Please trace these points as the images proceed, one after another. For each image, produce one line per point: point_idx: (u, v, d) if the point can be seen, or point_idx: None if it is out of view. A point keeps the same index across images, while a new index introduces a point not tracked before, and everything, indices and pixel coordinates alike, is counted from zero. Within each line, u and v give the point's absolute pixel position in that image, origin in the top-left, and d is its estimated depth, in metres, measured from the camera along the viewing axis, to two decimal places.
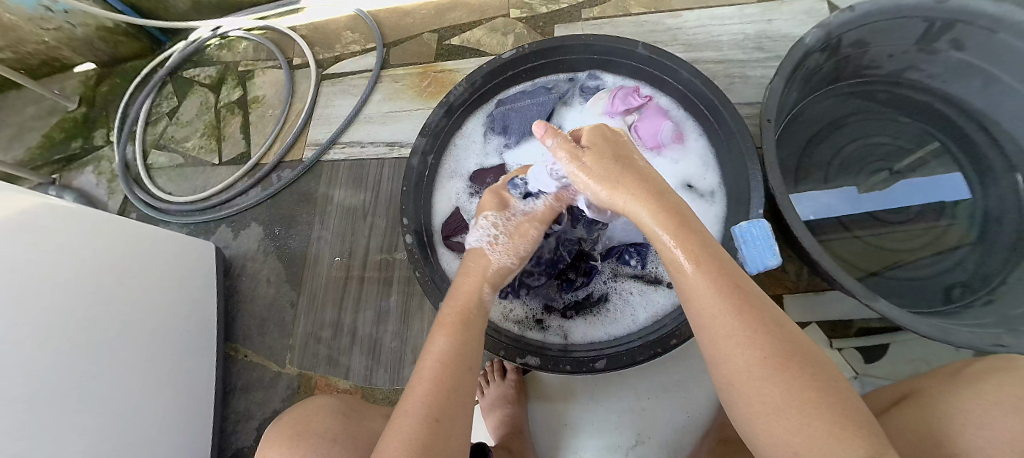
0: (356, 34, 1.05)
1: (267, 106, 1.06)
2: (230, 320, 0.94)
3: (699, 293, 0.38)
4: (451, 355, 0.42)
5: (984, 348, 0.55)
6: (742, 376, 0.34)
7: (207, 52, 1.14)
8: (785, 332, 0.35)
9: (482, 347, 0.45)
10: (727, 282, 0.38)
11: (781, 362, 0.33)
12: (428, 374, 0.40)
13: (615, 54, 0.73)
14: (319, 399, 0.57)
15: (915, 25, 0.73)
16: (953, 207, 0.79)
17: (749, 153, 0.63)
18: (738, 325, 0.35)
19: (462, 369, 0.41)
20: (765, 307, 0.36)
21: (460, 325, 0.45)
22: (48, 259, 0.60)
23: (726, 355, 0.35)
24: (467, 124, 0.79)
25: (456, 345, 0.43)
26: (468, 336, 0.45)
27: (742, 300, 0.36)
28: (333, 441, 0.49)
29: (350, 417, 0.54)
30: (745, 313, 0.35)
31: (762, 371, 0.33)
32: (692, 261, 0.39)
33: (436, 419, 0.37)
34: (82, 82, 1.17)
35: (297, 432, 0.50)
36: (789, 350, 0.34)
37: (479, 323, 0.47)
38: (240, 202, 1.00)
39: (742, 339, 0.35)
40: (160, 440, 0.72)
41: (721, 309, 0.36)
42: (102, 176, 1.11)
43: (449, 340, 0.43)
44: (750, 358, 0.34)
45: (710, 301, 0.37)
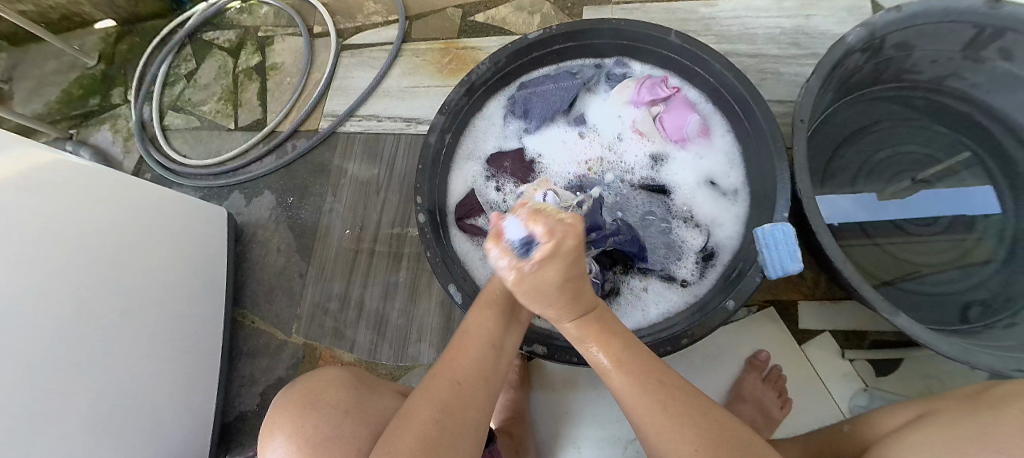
0: (379, 5, 1.02)
1: (285, 74, 1.05)
2: (239, 286, 0.94)
3: (621, 388, 0.41)
4: (490, 331, 0.44)
5: (1005, 372, 0.53)
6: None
7: (227, 15, 1.13)
8: (702, 416, 0.38)
9: (513, 338, 0.47)
10: (644, 373, 0.41)
11: (706, 448, 0.37)
12: (471, 343, 0.43)
13: (647, 41, 0.71)
14: (328, 370, 0.55)
15: (964, 30, 0.69)
16: (982, 223, 0.77)
17: (777, 153, 0.60)
18: (640, 349, 0.42)
19: (490, 346, 0.43)
20: (673, 389, 0.40)
21: (505, 305, 0.47)
22: (61, 217, 0.60)
23: (657, 444, 0.39)
24: (487, 105, 0.77)
25: (495, 322, 0.45)
26: (506, 320, 0.46)
27: (661, 391, 0.40)
28: (344, 413, 0.48)
29: (361, 391, 0.53)
30: (659, 399, 0.39)
31: (656, 387, 0.40)
32: (613, 359, 0.42)
33: (462, 382, 0.39)
34: (101, 38, 1.16)
35: (306, 400, 0.48)
36: (708, 433, 0.37)
37: (513, 308, 0.48)
38: (254, 170, 0.99)
39: (667, 424, 0.38)
40: (165, 399, 0.73)
41: (641, 404, 0.40)
42: (118, 135, 1.11)
43: (489, 317, 0.45)
44: (680, 445, 0.37)
45: (631, 392, 0.40)
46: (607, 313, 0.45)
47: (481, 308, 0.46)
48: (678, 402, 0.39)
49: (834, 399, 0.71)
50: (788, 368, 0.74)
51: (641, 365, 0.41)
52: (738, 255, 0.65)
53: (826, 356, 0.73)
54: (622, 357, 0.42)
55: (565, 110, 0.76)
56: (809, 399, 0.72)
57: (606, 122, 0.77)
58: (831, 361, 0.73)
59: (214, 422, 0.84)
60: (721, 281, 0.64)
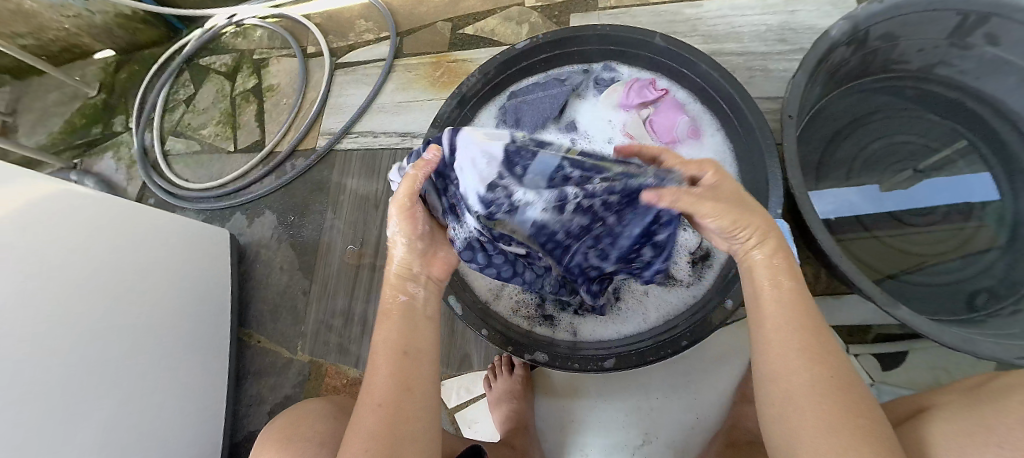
0: (370, 23, 1.04)
1: (281, 94, 1.06)
2: (244, 307, 0.95)
3: (767, 320, 0.40)
4: (396, 339, 0.44)
5: (1007, 359, 0.53)
6: (796, 394, 0.37)
7: (223, 40, 1.15)
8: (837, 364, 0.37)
9: (430, 332, 0.46)
10: (800, 306, 0.40)
11: (831, 387, 0.36)
12: (382, 360, 0.43)
13: (633, 45, 0.72)
14: (310, 401, 0.58)
15: (948, 18, 0.70)
16: (982, 209, 0.77)
17: (767, 150, 0.61)
18: (807, 352, 0.37)
19: (400, 356, 0.43)
20: (844, 367, 0.37)
21: (406, 312, 0.46)
22: (65, 242, 0.61)
23: (786, 375, 0.38)
24: (479, 116, 0.78)
25: (398, 329, 0.45)
26: (417, 322, 0.46)
27: (811, 330, 0.38)
28: (320, 444, 0.49)
29: (339, 420, 0.54)
30: (804, 338, 0.38)
31: (813, 398, 0.36)
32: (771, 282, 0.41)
33: (389, 402, 0.41)
34: (102, 68, 1.18)
35: (286, 435, 0.52)
36: (839, 382, 0.36)
37: (416, 312, 0.47)
38: (254, 190, 1.01)
39: (800, 364, 0.37)
40: (175, 421, 0.74)
41: (795, 330, 0.38)
42: (121, 162, 1.13)
43: (389, 331, 0.45)
44: (810, 378, 0.36)
45: (776, 326, 0.39)
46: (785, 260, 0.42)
47: (382, 324, 0.45)
48: (820, 351, 0.38)
49: None
50: None
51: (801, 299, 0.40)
52: (735, 253, 0.65)
53: None
54: (786, 285, 0.41)
55: (555, 117, 0.76)
56: None
57: (597, 128, 0.76)
58: None
59: (224, 443, 0.85)
60: (721, 280, 0.64)
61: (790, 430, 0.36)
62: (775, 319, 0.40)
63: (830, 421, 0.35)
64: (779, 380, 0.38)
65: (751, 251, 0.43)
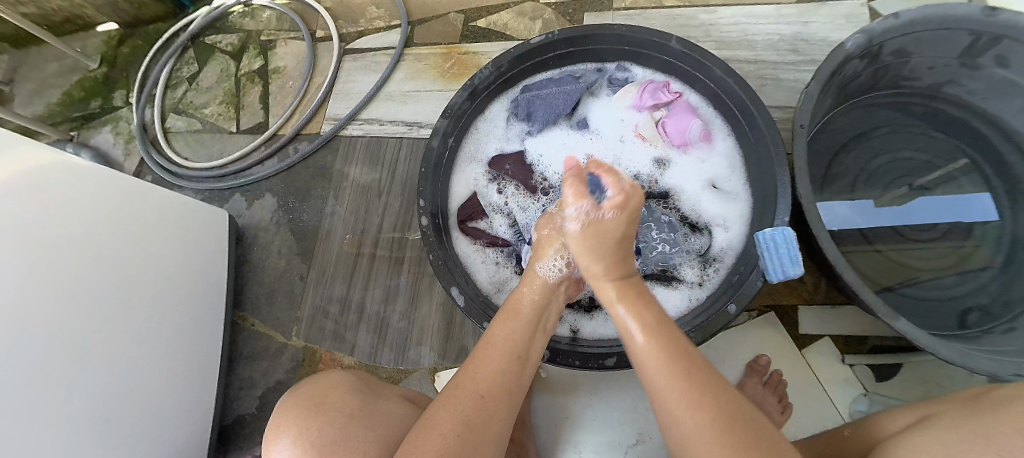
0: (381, 10, 1.03)
1: (287, 77, 1.05)
2: (239, 290, 0.94)
3: (648, 362, 0.40)
4: (513, 342, 0.45)
5: (1004, 376, 0.53)
6: (692, 439, 0.35)
7: (230, 19, 1.14)
8: (727, 396, 0.37)
9: (538, 346, 0.47)
10: (669, 343, 0.40)
11: (717, 418, 0.35)
12: (494, 354, 0.43)
13: (648, 47, 0.71)
14: (334, 372, 0.55)
15: (960, 37, 0.70)
16: (982, 229, 0.77)
17: (777, 159, 0.61)
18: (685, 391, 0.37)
19: (513, 357, 0.44)
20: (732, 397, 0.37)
21: (533, 313, 0.48)
22: (63, 216, 0.60)
23: (680, 424, 0.36)
24: (490, 108, 0.78)
25: (521, 334, 0.46)
26: (529, 332, 0.47)
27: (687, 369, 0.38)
28: (350, 416, 0.48)
29: (366, 395, 0.53)
30: (670, 364, 0.39)
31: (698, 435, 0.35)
32: (642, 328, 0.42)
33: (485, 395, 0.40)
34: (104, 41, 1.16)
35: (313, 404, 0.48)
36: (728, 412, 0.35)
37: (536, 322, 0.48)
38: (256, 172, 1.00)
39: (686, 402, 0.36)
40: (165, 400, 0.73)
41: (665, 378, 0.38)
42: (119, 137, 1.11)
43: (508, 329, 0.46)
44: (695, 417, 0.35)
45: (655, 367, 0.39)
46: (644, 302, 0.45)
47: (502, 322, 0.47)
48: (704, 382, 0.37)
49: (834, 404, 0.71)
50: (788, 372, 0.74)
51: (670, 340, 0.41)
52: (738, 260, 0.65)
53: (826, 360, 0.73)
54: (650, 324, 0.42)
55: (567, 114, 0.76)
56: (809, 403, 0.72)
57: (608, 127, 0.77)
58: (831, 366, 0.73)
59: (213, 425, 0.84)
60: (722, 284, 0.64)
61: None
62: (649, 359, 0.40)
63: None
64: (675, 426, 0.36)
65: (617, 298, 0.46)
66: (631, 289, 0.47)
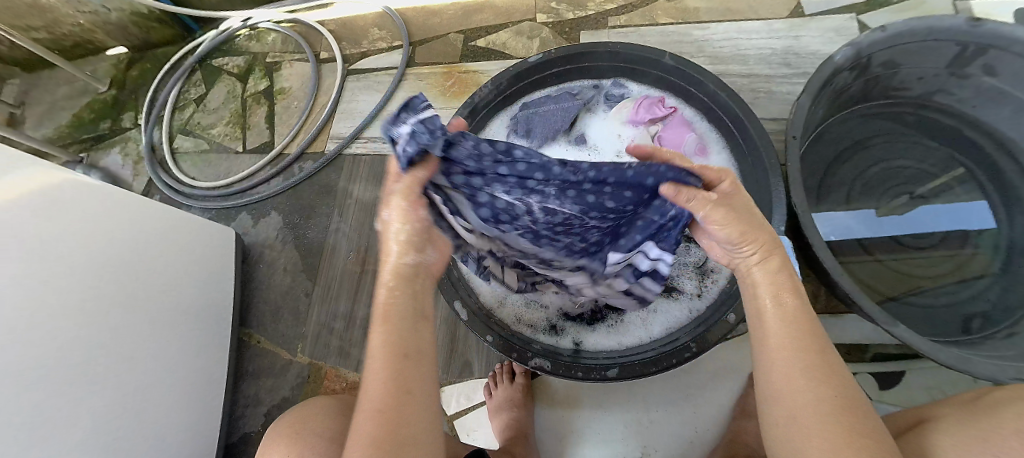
0: (383, 31, 1.06)
1: (292, 97, 1.08)
2: (245, 307, 0.95)
3: (771, 334, 0.39)
4: (403, 341, 0.38)
5: (1004, 381, 0.54)
6: (806, 412, 0.35)
7: (237, 42, 1.17)
8: (846, 388, 0.36)
9: (429, 333, 0.40)
10: (804, 322, 0.39)
11: (844, 405, 0.35)
12: (385, 364, 0.37)
13: (642, 63, 0.73)
14: (319, 399, 0.57)
15: (947, 48, 0.72)
16: (978, 236, 0.78)
17: (772, 171, 0.63)
18: (813, 369, 0.37)
19: (400, 356, 0.37)
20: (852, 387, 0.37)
21: (400, 316, 0.39)
22: (73, 236, 0.62)
23: (794, 394, 0.36)
24: (490, 126, 0.80)
25: (410, 292, 0.40)
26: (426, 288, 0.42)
27: (820, 352, 0.38)
28: (330, 439, 0.49)
29: (349, 416, 0.54)
30: (801, 344, 0.38)
31: (817, 412, 0.35)
32: (774, 299, 0.41)
33: (382, 408, 0.35)
34: (114, 65, 1.20)
35: (295, 430, 0.51)
36: (848, 400, 0.35)
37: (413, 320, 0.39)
38: (261, 191, 1.02)
39: (809, 382, 0.36)
40: (171, 416, 0.74)
41: (796, 352, 0.38)
42: (128, 158, 1.14)
43: (382, 339, 0.38)
44: (818, 397, 0.35)
45: (781, 341, 0.39)
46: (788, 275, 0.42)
47: (374, 332, 0.38)
48: (828, 369, 0.37)
49: None
50: None
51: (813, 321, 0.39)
52: (737, 270, 0.66)
53: None
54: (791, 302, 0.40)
55: (566, 130, 0.78)
56: None
57: (606, 142, 0.78)
58: None
59: (219, 443, 0.84)
60: (721, 295, 0.65)
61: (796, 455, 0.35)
62: (778, 329, 0.39)
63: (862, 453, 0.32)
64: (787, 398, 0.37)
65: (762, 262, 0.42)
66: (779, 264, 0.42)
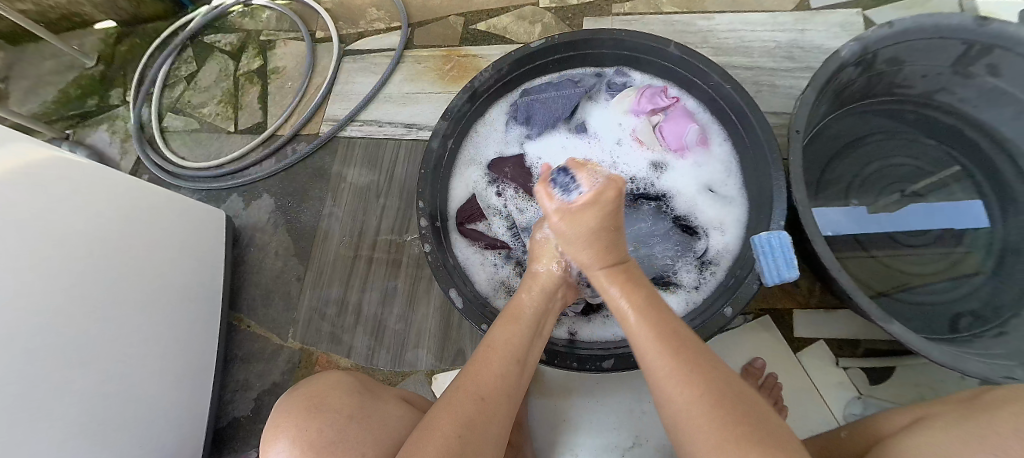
0: (381, 12, 1.03)
1: (286, 78, 1.05)
2: (236, 290, 0.94)
3: (645, 347, 0.42)
4: (514, 347, 0.47)
5: (995, 379, 0.54)
6: (686, 418, 0.37)
7: (230, 19, 1.14)
8: (719, 376, 0.39)
9: (533, 355, 0.49)
10: (664, 327, 0.43)
11: (712, 396, 0.37)
12: (495, 359, 0.45)
13: (646, 52, 0.72)
14: (334, 373, 0.55)
15: (953, 46, 0.71)
16: (972, 236, 0.78)
17: (773, 165, 0.62)
18: (675, 365, 0.39)
19: (512, 361, 0.45)
20: (725, 377, 0.39)
21: (529, 320, 0.50)
22: (59, 215, 0.60)
23: (670, 399, 0.39)
24: (489, 111, 0.78)
25: (521, 340, 0.48)
26: (528, 340, 0.49)
27: (676, 347, 0.41)
28: (349, 417, 0.48)
29: (365, 396, 0.52)
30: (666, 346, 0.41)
31: (692, 406, 0.37)
32: (635, 311, 0.45)
33: (485, 397, 0.41)
34: (102, 39, 1.16)
35: (312, 404, 0.48)
36: (719, 391, 0.37)
37: (530, 334, 0.50)
38: (253, 173, 0.99)
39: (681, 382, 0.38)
40: (159, 399, 0.73)
41: (656, 355, 0.41)
42: (115, 136, 1.11)
43: (505, 333, 0.48)
44: (691, 390, 0.38)
45: (651, 351, 0.42)
46: (635, 284, 0.48)
47: (500, 326, 0.49)
48: (696, 362, 0.40)
49: (828, 406, 0.72)
50: (784, 376, 0.74)
51: (662, 321, 0.44)
52: (735, 263, 0.65)
53: (821, 363, 0.74)
54: (644, 309, 0.45)
55: (566, 117, 0.77)
56: (804, 405, 0.72)
57: (607, 131, 0.78)
58: (825, 369, 0.74)
59: (207, 427, 0.83)
60: (719, 288, 0.65)
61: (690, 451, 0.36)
62: (642, 337, 0.43)
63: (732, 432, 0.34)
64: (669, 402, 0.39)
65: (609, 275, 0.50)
66: (622, 274, 0.50)
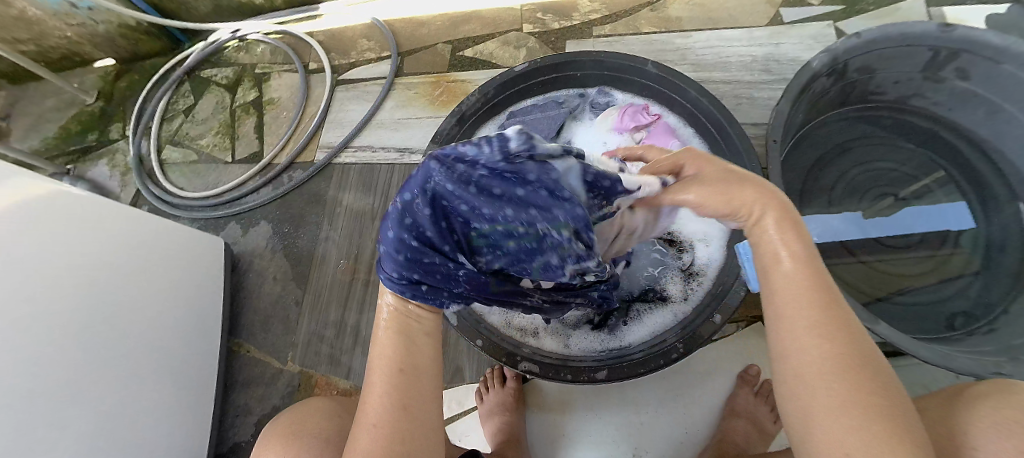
0: (372, 42, 1.07)
1: (281, 108, 1.08)
2: (234, 317, 0.95)
3: (787, 292, 0.37)
4: (388, 357, 0.41)
5: (983, 374, 0.55)
6: (809, 370, 0.34)
7: (226, 53, 1.17)
8: (861, 344, 0.34)
9: (429, 341, 0.42)
10: (820, 287, 0.36)
11: (851, 364, 0.33)
12: (378, 380, 0.40)
13: (626, 72, 0.75)
14: (316, 399, 0.57)
15: (921, 53, 0.74)
16: (957, 235, 0.80)
17: (754, 174, 0.64)
18: (821, 323, 0.34)
19: (396, 373, 0.40)
20: (869, 348, 0.34)
21: (398, 317, 0.42)
22: (64, 248, 0.62)
23: (800, 349, 0.34)
24: (478, 133, 0.81)
25: (396, 344, 0.41)
26: (408, 338, 0.41)
27: (829, 305, 0.35)
28: (327, 441, 0.49)
29: (347, 418, 0.54)
30: (825, 332, 0.34)
31: (828, 366, 0.33)
32: (791, 258, 0.38)
33: (379, 426, 0.38)
34: (101, 76, 1.20)
35: (290, 431, 0.50)
36: (861, 357, 0.33)
37: (404, 321, 0.42)
38: (250, 201, 1.01)
39: (835, 383, 0.32)
40: (160, 428, 0.73)
41: (807, 310, 0.35)
42: (115, 169, 1.13)
43: (383, 344, 0.41)
44: (827, 354, 0.33)
45: (795, 300, 0.36)
46: (796, 224, 0.39)
47: (377, 338, 0.42)
48: (844, 326, 0.35)
49: None
50: None
51: (822, 280, 0.36)
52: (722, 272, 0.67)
53: None
54: (805, 259, 0.38)
55: (553, 137, 0.79)
56: None
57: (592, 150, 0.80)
58: None
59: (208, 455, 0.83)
60: (706, 296, 0.66)
61: (803, 402, 0.33)
62: (790, 286, 0.37)
63: (861, 406, 0.31)
64: (793, 359, 0.35)
65: (769, 209, 0.40)
66: (784, 215, 0.40)
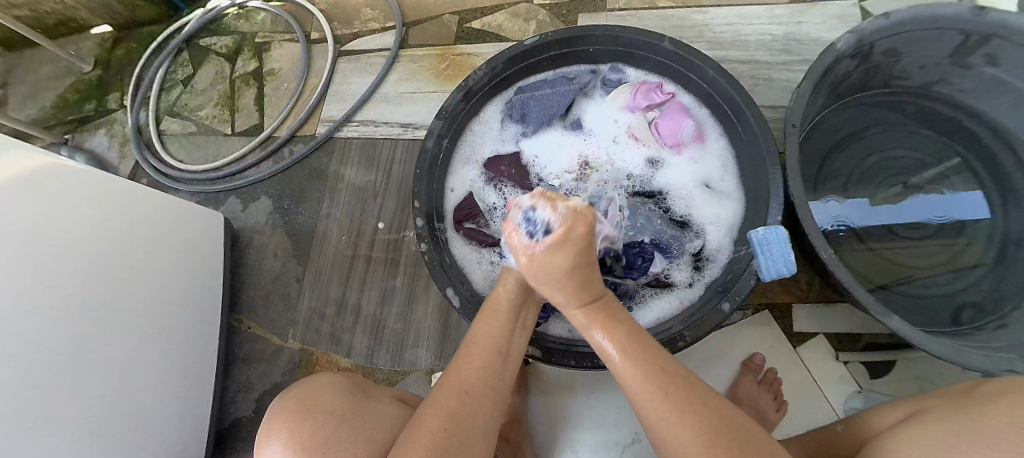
0: (376, 11, 1.03)
1: (282, 79, 1.05)
2: (235, 292, 0.94)
3: (630, 383, 0.41)
4: (494, 340, 0.47)
5: (995, 371, 0.54)
6: (683, 455, 0.37)
7: (225, 21, 1.13)
8: (711, 408, 0.38)
9: (523, 342, 0.50)
10: (650, 365, 0.41)
11: (711, 438, 0.37)
12: (478, 352, 0.46)
13: (640, 47, 0.72)
14: (323, 375, 0.55)
15: (951, 36, 0.70)
16: (972, 227, 0.78)
17: (770, 159, 0.62)
18: (665, 412, 0.38)
19: (496, 354, 0.46)
20: (723, 413, 0.38)
21: (511, 309, 0.50)
22: (61, 222, 0.61)
23: (668, 442, 0.38)
24: (485, 109, 0.78)
25: (501, 330, 0.48)
26: (510, 330, 0.49)
27: (664, 381, 0.40)
28: (344, 418, 0.48)
29: (356, 397, 0.53)
30: (674, 405, 0.38)
31: (695, 454, 0.36)
32: (620, 349, 0.43)
33: (467, 391, 0.42)
34: (98, 44, 1.16)
35: (305, 407, 0.48)
36: (717, 424, 0.37)
37: (516, 316, 0.50)
38: (251, 175, 0.99)
39: (707, 455, 0.36)
40: (160, 403, 0.73)
41: (651, 399, 0.39)
42: (113, 140, 1.11)
43: (489, 326, 0.48)
44: (684, 441, 0.37)
45: (641, 392, 0.40)
46: (616, 317, 0.46)
47: (484, 318, 0.49)
48: (690, 401, 0.39)
49: (828, 399, 0.72)
50: (783, 370, 0.74)
51: (650, 360, 0.41)
52: (731, 259, 0.65)
53: (820, 356, 0.74)
54: (629, 348, 0.43)
55: (562, 115, 0.77)
56: (804, 399, 0.72)
57: (603, 128, 0.77)
58: (825, 362, 0.74)
59: (209, 429, 0.84)
60: (715, 283, 0.65)
61: None
62: (630, 379, 0.41)
63: None
64: (669, 452, 0.38)
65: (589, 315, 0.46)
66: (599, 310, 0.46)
